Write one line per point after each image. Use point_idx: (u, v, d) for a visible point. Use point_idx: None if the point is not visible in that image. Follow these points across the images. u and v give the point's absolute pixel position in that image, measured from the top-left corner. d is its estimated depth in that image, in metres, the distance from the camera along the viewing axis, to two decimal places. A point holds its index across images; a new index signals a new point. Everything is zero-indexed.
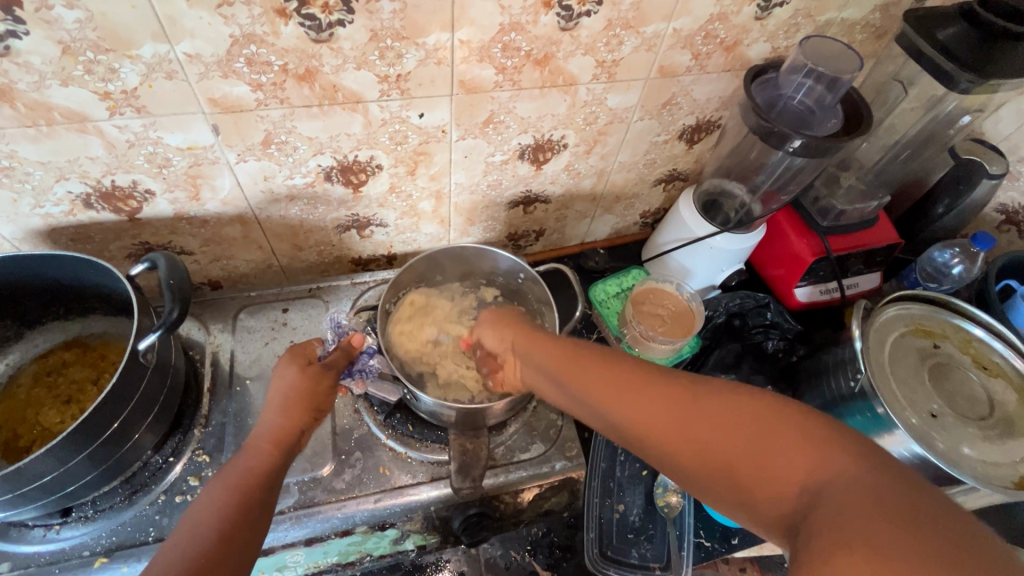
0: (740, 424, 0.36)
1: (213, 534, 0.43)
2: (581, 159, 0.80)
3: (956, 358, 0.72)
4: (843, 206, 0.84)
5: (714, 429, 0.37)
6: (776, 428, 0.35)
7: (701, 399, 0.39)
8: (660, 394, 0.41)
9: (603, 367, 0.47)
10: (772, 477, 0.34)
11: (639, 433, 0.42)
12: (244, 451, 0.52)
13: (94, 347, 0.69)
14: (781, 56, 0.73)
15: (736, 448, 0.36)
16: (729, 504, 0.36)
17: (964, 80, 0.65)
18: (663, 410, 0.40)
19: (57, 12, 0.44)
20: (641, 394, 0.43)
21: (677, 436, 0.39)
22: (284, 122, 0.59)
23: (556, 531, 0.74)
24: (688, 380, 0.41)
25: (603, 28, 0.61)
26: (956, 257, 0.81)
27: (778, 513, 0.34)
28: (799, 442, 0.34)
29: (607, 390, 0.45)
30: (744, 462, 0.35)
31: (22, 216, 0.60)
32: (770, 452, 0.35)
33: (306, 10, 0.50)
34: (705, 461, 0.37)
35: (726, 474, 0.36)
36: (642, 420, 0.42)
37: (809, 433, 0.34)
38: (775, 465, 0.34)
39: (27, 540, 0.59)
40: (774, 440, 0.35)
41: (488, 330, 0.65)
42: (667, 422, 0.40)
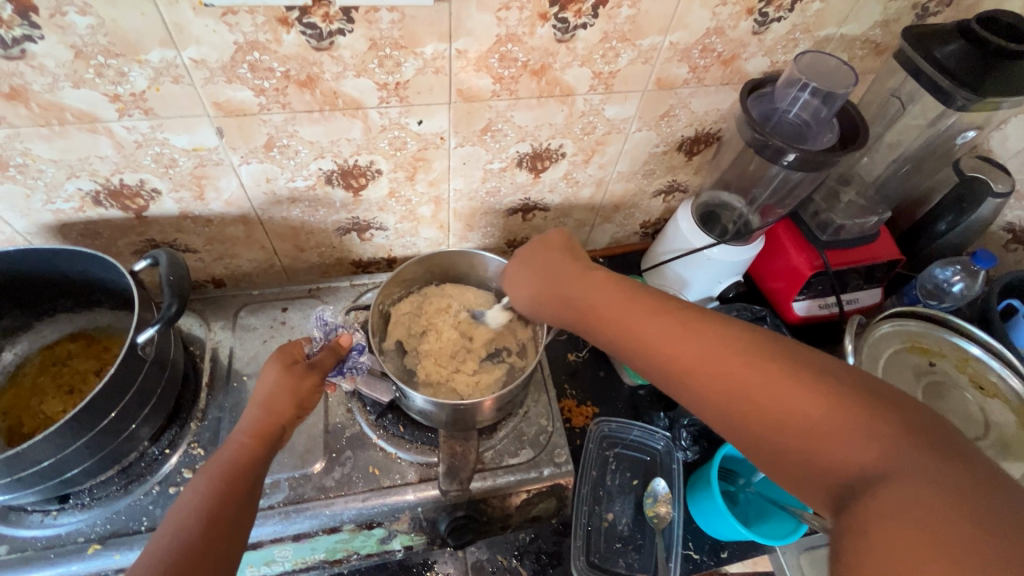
0: (812, 393, 0.39)
1: (199, 525, 0.46)
2: (580, 168, 0.81)
3: (951, 376, 0.72)
4: (841, 221, 0.84)
5: (784, 398, 0.40)
6: (838, 408, 0.38)
7: (775, 368, 0.42)
8: (730, 356, 0.44)
9: (664, 325, 0.49)
10: (835, 450, 0.37)
11: (702, 389, 0.44)
12: (228, 442, 0.54)
13: (98, 340, 0.71)
14: (779, 70, 0.73)
15: (803, 419, 0.39)
16: (779, 467, 0.40)
17: (961, 97, 0.66)
18: (731, 369, 0.43)
19: (70, 18, 0.47)
20: (709, 349, 0.45)
21: (739, 394, 0.42)
22: (286, 127, 0.61)
23: (543, 538, 0.74)
24: (756, 347, 0.44)
25: (600, 41, 0.62)
26: (957, 274, 0.80)
27: (830, 483, 0.37)
28: (869, 423, 0.37)
29: (669, 344, 0.47)
30: (809, 433, 0.38)
31: (35, 211, 0.63)
32: (838, 429, 0.37)
33: (307, 19, 0.52)
34: (769, 426, 0.40)
35: (789, 441, 0.39)
36: (706, 379, 0.44)
37: (879, 416, 0.37)
38: (841, 437, 0.37)
39: (26, 525, 0.61)
40: (836, 421, 0.38)
41: (518, 278, 0.65)
42: (735, 384, 0.42)
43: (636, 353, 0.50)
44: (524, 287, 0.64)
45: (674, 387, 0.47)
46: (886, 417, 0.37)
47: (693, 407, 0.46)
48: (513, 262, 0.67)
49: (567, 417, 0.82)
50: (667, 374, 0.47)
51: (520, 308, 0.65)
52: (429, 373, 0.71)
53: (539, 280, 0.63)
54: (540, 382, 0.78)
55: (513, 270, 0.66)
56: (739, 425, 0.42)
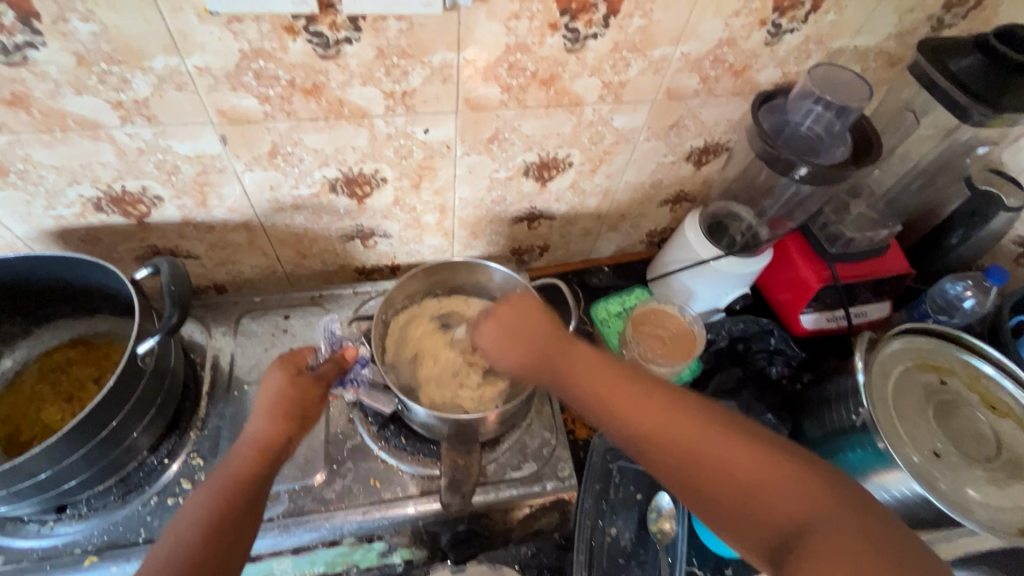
0: (752, 452, 0.42)
1: (197, 540, 0.45)
2: (587, 177, 0.80)
3: (962, 396, 0.70)
4: (852, 233, 0.82)
5: (731, 457, 0.43)
6: (777, 468, 0.41)
7: (723, 430, 0.45)
8: (683, 416, 0.47)
9: (624, 385, 0.51)
10: (776, 506, 0.40)
11: (655, 446, 0.46)
12: (233, 454, 0.54)
13: (97, 346, 0.71)
14: (791, 81, 0.72)
15: (748, 477, 0.41)
16: (724, 522, 0.42)
17: (977, 113, 0.65)
18: (681, 429, 0.46)
19: (73, 25, 0.46)
20: (662, 410, 0.47)
21: (689, 454, 0.44)
22: (291, 134, 0.60)
23: (545, 553, 0.72)
24: (706, 409, 0.47)
25: (610, 50, 0.61)
26: (968, 290, 0.79)
27: (773, 538, 0.39)
28: (806, 481, 0.40)
29: (627, 406, 0.49)
30: (754, 491, 0.41)
31: (35, 217, 0.62)
32: (778, 485, 0.40)
33: (313, 27, 0.51)
34: (716, 483, 0.42)
35: (734, 497, 0.41)
36: (659, 439, 0.46)
37: (813, 476, 0.40)
38: (780, 496, 0.40)
39: (22, 535, 0.60)
40: (776, 481, 0.41)
41: (492, 338, 0.64)
42: (687, 443, 0.45)
43: (595, 408, 0.52)
44: (502, 349, 0.63)
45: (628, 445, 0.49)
46: (814, 471, 0.41)
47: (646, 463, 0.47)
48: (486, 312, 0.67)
49: (572, 429, 0.82)
50: (622, 431, 0.49)
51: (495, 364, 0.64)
52: (435, 389, 0.71)
53: (507, 335, 0.63)
54: (543, 394, 0.77)
55: (485, 318, 0.66)
56: (689, 482, 0.44)
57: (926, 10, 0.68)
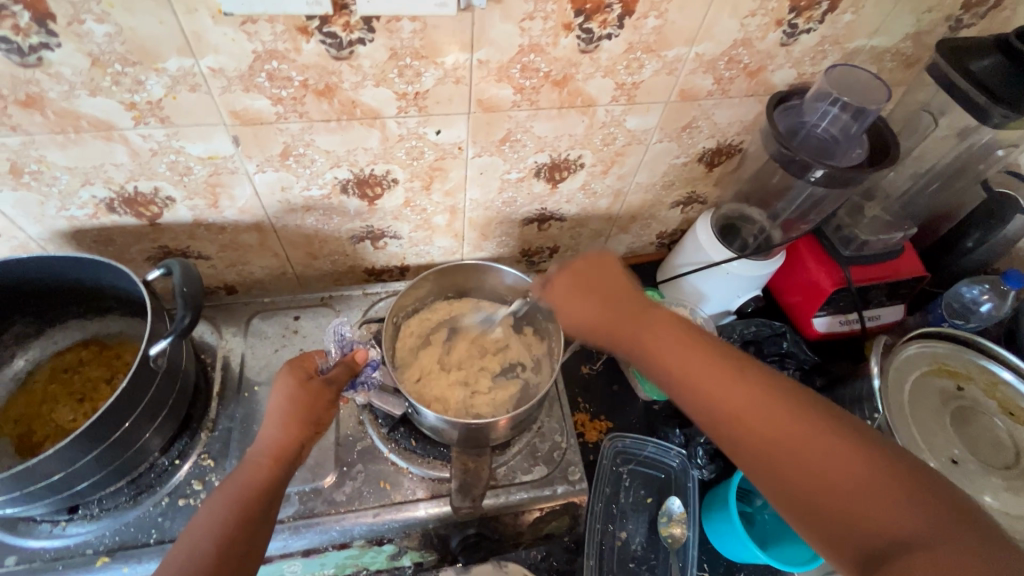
0: (854, 456, 0.41)
1: (211, 552, 0.45)
2: (598, 178, 0.79)
3: (979, 402, 0.69)
4: (866, 236, 0.81)
5: (831, 456, 0.42)
6: (880, 476, 0.40)
7: (825, 428, 0.43)
8: (780, 407, 0.45)
9: (714, 364, 0.50)
10: (875, 514, 0.39)
11: (747, 436, 0.45)
12: (245, 464, 0.53)
13: (109, 347, 0.71)
14: (806, 81, 0.71)
15: (846, 479, 0.40)
16: (813, 522, 0.41)
17: (998, 114, 0.64)
18: (777, 423, 0.45)
19: (88, 26, 0.46)
20: (757, 399, 0.46)
21: (784, 448, 0.44)
22: (303, 136, 0.60)
23: (555, 556, 0.71)
24: (808, 402, 0.45)
25: (624, 51, 0.61)
26: (985, 293, 0.78)
27: (867, 548, 0.38)
28: (912, 492, 0.39)
29: (718, 388, 0.48)
30: (849, 495, 0.40)
31: (48, 217, 0.62)
32: (880, 493, 0.39)
33: (327, 28, 0.51)
34: (809, 481, 0.42)
35: (828, 498, 0.41)
36: (752, 428, 0.45)
37: (920, 487, 0.39)
38: (883, 507, 0.39)
39: (34, 535, 0.61)
40: (878, 490, 0.39)
41: (566, 301, 0.62)
42: (783, 438, 0.44)
43: (680, 387, 0.51)
44: (576, 315, 0.61)
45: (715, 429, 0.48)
46: (923, 485, 0.39)
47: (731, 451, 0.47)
48: (560, 271, 0.65)
49: (581, 431, 0.81)
50: (710, 413, 0.48)
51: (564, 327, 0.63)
52: (446, 393, 0.70)
53: (586, 301, 0.61)
54: (553, 397, 0.77)
55: (557, 284, 0.64)
56: (777, 477, 0.44)
57: (945, 10, 0.67)
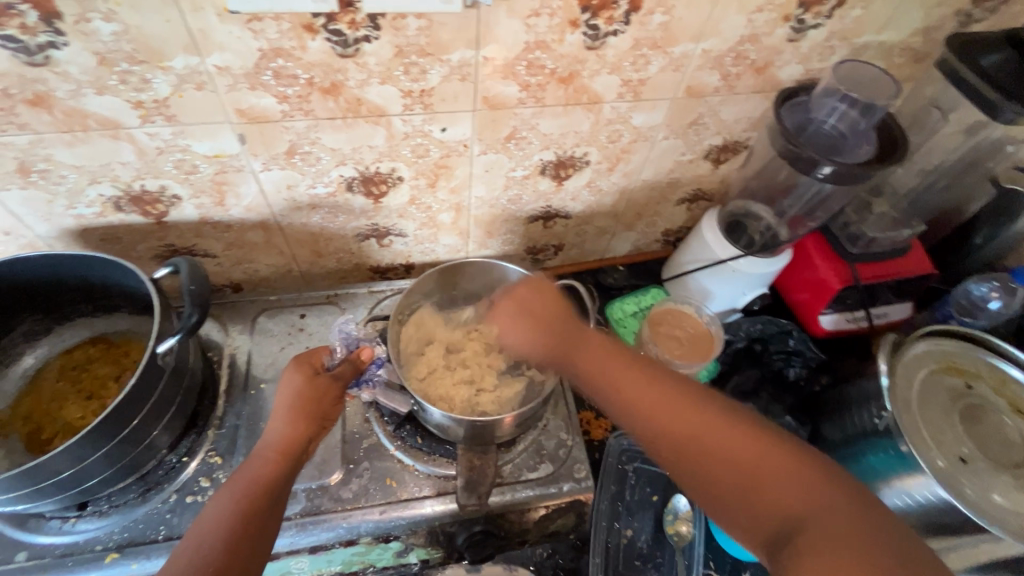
0: (753, 443, 0.44)
1: (222, 542, 0.45)
2: (604, 176, 0.79)
3: (989, 400, 0.69)
4: (873, 232, 0.80)
5: (730, 444, 0.45)
6: (777, 460, 0.43)
7: (729, 422, 0.46)
8: (689, 405, 0.48)
9: (634, 374, 0.53)
10: (777, 496, 0.42)
11: (660, 436, 0.48)
12: (252, 459, 0.53)
13: (117, 345, 0.71)
14: (814, 77, 0.71)
15: (748, 470, 0.43)
16: (725, 509, 0.44)
17: (1008, 110, 0.63)
18: (687, 420, 0.47)
19: (95, 25, 0.46)
20: (669, 400, 0.49)
21: (695, 442, 0.46)
22: (309, 134, 0.60)
23: (560, 553, 0.73)
24: (716, 403, 0.48)
25: (630, 47, 0.60)
26: (994, 291, 0.77)
27: (764, 526, 0.42)
28: (807, 475, 0.42)
29: (637, 394, 0.51)
30: (750, 480, 0.43)
31: (56, 216, 0.62)
32: (773, 476, 0.43)
33: (333, 26, 0.51)
34: (713, 469, 0.45)
35: (736, 485, 0.44)
36: (669, 428, 0.48)
37: (820, 474, 0.42)
38: (778, 488, 0.42)
39: (45, 531, 0.61)
40: (776, 475, 0.43)
41: (507, 320, 0.65)
42: (693, 434, 0.47)
43: (605, 395, 0.54)
44: (516, 333, 0.64)
45: (634, 432, 0.50)
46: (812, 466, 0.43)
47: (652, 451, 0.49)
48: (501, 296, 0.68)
49: (587, 429, 0.81)
50: (631, 418, 0.51)
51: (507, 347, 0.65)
52: (451, 393, 0.70)
53: (522, 317, 0.64)
54: (559, 394, 0.77)
55: (500, 304, 0.67)
56: (692, 474, 0.46)
57: (956, 5, 0.66)
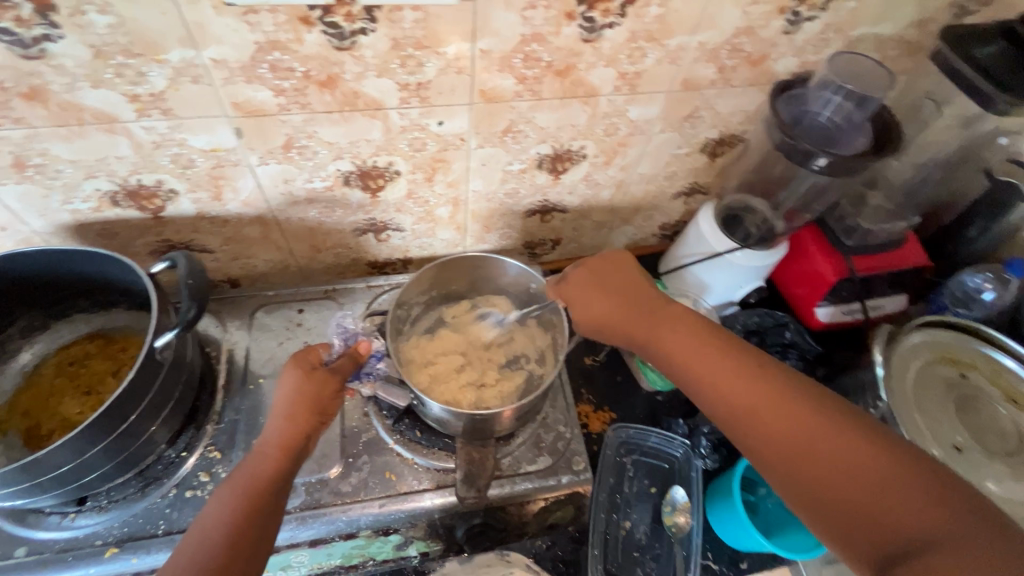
0: (870, 450, 0.42)
1: (222, 541, 0.46)
2: (601, 169, 0.79)
3: (983, 390, 0.70)
4: (869, 225, 0.81)
5: (842, 448, 0.42)
6: (899, 473, 0.40)
7: (840, 424, 0.44)
8: (796, 400, 0.46)
9: (730, 362, 0.51)
10: (892, 513, 0.39)
11: (760, 431, 0.47)
12: (253, 456, 0.54)
13: (115, 340, 0.71)
14: (809, 70, 0.71)
15: (863, 481, 0.41)
16: (833, 520, 0.41)
17: (1002, 101, 0.63)
18: (790, 418, 0.45)
19: (90, 18, 0.46)
20: (772, 395, 0.47)
21: (801, 443, 0.44)
22: (305, 127, 0.60)
23: (560, 545, 0.73)
24: (824, 404, 0.46)
25: (626, 40, 0.61)
26: (988, 282, 0.78)
27: (878, 544, 0.39)
28: (938, 493, 0.38)
29: (734, 386, 0.50)
30: (863, 489, 0.40)
31: (52, 211, 0.62)
32: (897, 489, 0.39)
33: (329, 18, 0.50)
34: (823, 472, 0.42)
35: (845, 497, 0.41)
36: (772, 427, 0.46)
37: (945, 490, 0.38)
38: (896, 505, 0.39)
39: (43, 527, 0.61)
40: (894, 489, 0.39)
41: (580, 295, 0.63)
42: (801, 439, 0.44)
43: (696, 384, 0.52)
44: (589, 308, 0.62)
45: (738, 432, 0.49)
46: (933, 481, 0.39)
47: (750, 446, 0.48)
48: (572, 266, 0.66)
49: (585, 422, 0.81)
50: (728, 413, 0.49)
51: (575, 322, 0.64)
52: (452, 388, 0.70)
53: (600, 295, 0.62)
54: (557, 388, 0.77)
55: (568, 275, 0.65)
56: (792, 476, 0.44)
57: None
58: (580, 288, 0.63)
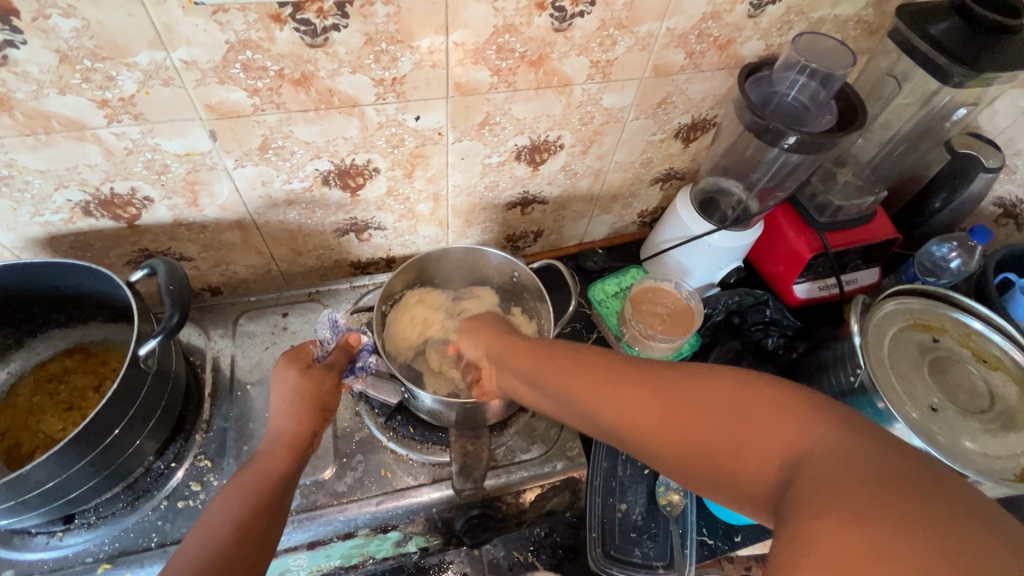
0: (714, 393, 0.37)
1: (230, 534, 0.43)
2: (578, 159, 0.80)
3: (955, 352, 0.73)
4: (839, 202, 0.84)
5: (687, 403, 0.37)
6: (752, 405, 0.35)
7: (680, 382, 0.39)
8: (639, 375, 0.42)
9: (577, 361, 0.47)
10: (758, 453, 0.34)
11: (618, 423, 0.41)
12: (260, 454, 0.53)
13: (95, 354, 0.70)
14: (774, 53, 0.73)
15: (724, 429, 0.35)
16: (711, 484, 0.36)
17: (957, 73, 0.66)
18: (636, 395, 0.40)
19: (54, 21, 0.45)
20: (615, 382, 0.42)
21: (651, 416, 0.39)
22: (281, 127, 0.60)
23: (558, 531, 0.74)
24: (670, 369, 0.40)
25: (597, 28, 0.61)
26: (954, 250, 0.81)
27: (759, 489, 0.33)
28: (793, 414, 0.34)
29: (582, 383, 0.45)
30: (723, 440, 0.35)
31: (22, 224, 0.61)
32: (755, 423, 0.34)
33: (300, 15, 0.50)
34: (682, 437, 0.37)
35: (713, 452, 0.35)
36: (630, 412, 0.40)
37: (802, 410, 0.34)
38: (760, 442, 0.34)
39: (30, 548, 0.59)
40: (752, 423, 0.34)
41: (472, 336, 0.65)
42: (657, 415, 0.39)
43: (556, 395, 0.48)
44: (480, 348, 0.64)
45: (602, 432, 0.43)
46: (789, 401, 0.34)
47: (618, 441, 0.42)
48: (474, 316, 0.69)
49: None
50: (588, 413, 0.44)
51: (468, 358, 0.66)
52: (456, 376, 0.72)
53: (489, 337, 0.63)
54: None
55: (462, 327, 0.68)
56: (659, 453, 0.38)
57: None
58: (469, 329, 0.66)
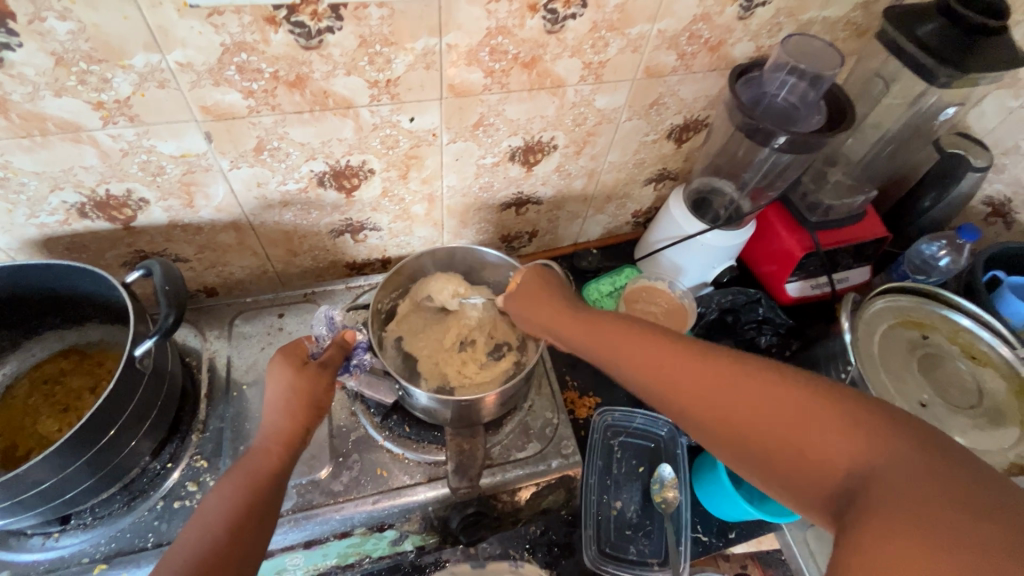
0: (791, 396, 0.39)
1: (222, 532, 0.45)
2: (572, 159, 0.81)
3: (944, 348, 0.74)
4: (830, 201, 0.85)
5: (764, 399, 0.40)
6: (829, 411, 0.37)
7: (757, 379, 0.41)
8: (716, 364, 0.44)
9: (649, 344, 0.49)
10: (828, 457, 0.36)
11: (690, 408, 0.44)
12: (254, 450, 0.53)
13: (90, 355, 0.70)
14: (765, 54, 0.74)
15: (797, 429, 0.38)
16: (776, 477, 0.39)
17: (943, 74, 0.67)
18: (712, 383, 0.43)
19: (50, 24, 0.45)
20: (689, 368, 0.45)
21: (723, 407, 0.42)
22: (276, 129, 0.60)
23: (554, 530, 0.73)
24: (749, 364, 0.42)
25: (589, 30, 0.62)
26: (943, 248, 0.82)
27: (823, 490, 0.36)
28: (869, 426, 0.36)
29: (655, 365, 0.47)
30: (793, 439, 0.38)
31: (18, 225, 0.61)
32: (830, 429, 0.37)
33: (295, 18, 0.51)
34: (753, 430, 0.40)
35: (784, 449, 0.38)
36: (702, 403, 0.43)
37: (878, 423, 0.36)
38: (833, 447, 0.36)
39: (27, 549, 0.60)
40: (826, 427, 0.37)
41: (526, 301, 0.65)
42: (730, 406, 0.41)
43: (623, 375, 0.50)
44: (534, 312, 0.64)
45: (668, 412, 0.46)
46: (865, 415, 0.36)
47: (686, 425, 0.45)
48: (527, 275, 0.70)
49: (572, 409, 0.83)
50: (657, 395, 0.46)
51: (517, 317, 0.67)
52: (451, 373, 0.72)
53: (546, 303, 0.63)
54: (542, 374, 0.78)
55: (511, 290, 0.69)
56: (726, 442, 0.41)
57: None
58: (525, 294, 0.66)
